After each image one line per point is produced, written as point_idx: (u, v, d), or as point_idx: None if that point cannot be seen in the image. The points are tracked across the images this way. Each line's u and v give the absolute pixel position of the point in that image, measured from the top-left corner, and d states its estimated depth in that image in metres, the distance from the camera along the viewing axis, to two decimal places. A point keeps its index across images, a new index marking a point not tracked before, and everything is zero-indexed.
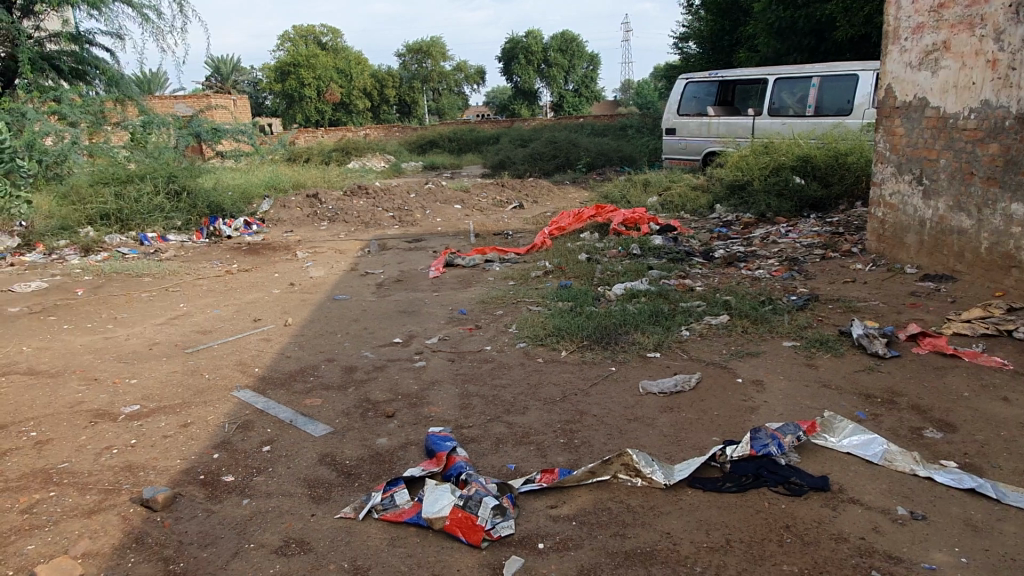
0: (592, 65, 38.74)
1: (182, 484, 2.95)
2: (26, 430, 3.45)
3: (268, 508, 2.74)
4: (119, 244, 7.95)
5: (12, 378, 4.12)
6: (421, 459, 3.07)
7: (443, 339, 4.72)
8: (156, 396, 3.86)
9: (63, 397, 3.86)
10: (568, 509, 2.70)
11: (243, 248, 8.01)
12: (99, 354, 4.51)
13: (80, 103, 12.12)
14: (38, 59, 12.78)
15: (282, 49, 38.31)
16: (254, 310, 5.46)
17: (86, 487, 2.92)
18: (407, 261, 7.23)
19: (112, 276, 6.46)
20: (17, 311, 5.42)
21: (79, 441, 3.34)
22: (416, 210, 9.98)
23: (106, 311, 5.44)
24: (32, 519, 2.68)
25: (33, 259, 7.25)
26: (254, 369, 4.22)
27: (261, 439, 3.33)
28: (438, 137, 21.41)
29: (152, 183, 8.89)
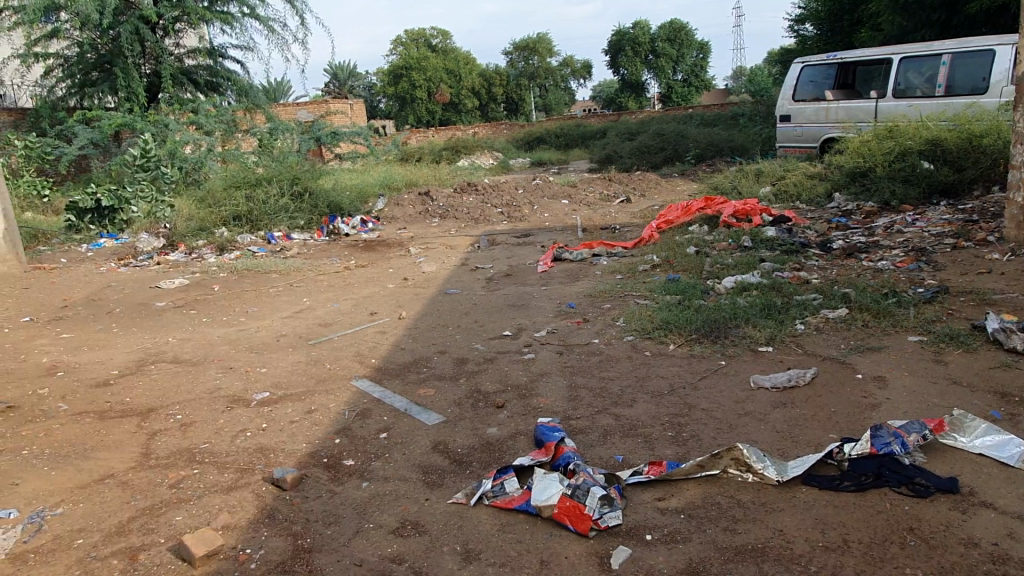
0: (702, 54, 37.69)
1: (309, 466, 3.16)
2: (172, 413, 3.80)
3: (387, 491, 2.90)
4: (249, 243, 8.52)
5: (161, 365, 4.54)
6: (530, 449, 3.14)
7: (552, 332, 4.79)
8: (285, 384, 4.14)
9: (204, 384, 4.21)
10: (676, 502, 2.69)
11: (359, 245, 8.40)
12: (234, 345, 4.88)
13: (214, 113, 13.11)
14: (178, 74, 13.92)
15: (396, 54, 39.66)
16: (371, 304, 5.73)
17: (224, 466, 3.19)
18: (516, 255, 7.35)
19: (244, 273, 6.95)
20: (164, 305, 5.95)
21: (218, 424, 3.65)
22: (524, 206, 10.09)
23: (239, 305, 5.88)
24: (180, 493, 2.97)
25: (175, 257, 7.90)
26: (371, 360, 4.44)
27: (379, 426, 3.50)
28: (545, 133, 21.53)
29: (278, 185, 9.48)
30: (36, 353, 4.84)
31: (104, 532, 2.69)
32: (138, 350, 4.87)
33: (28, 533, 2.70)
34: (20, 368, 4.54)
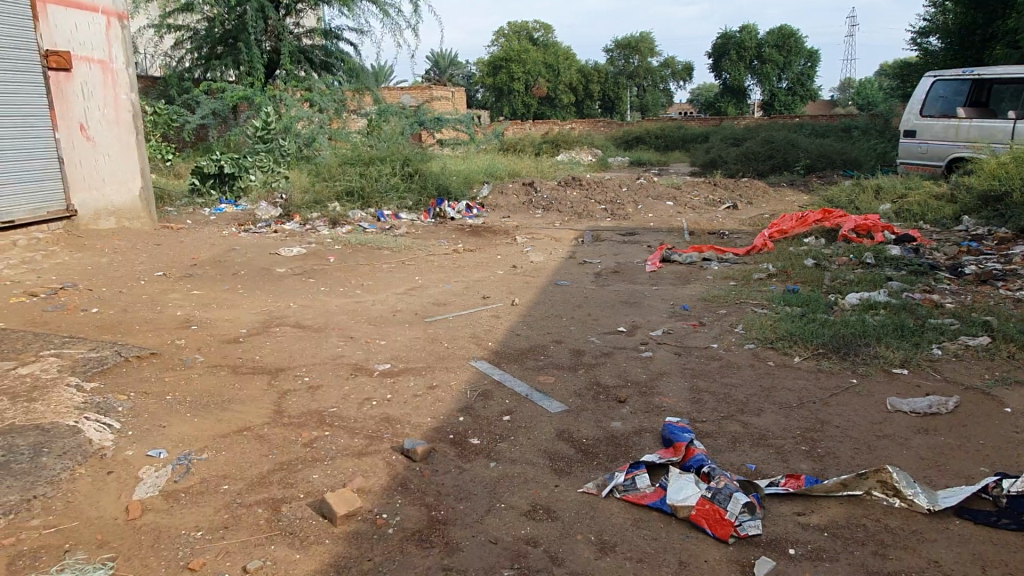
0: (810, 62, 36.35)
1: (435, 439, 3.20)
2: (300, 375, 3.94)
3: (515, 473, 2.91)
4: (360, 219, 8.75)
5: (286, 329, 4.72)
6: (657, 447, 3.09)
7: (668, 332, 4.70)
8: (405, 357, 4.23)
9: (328, 350, 4.35)
10: (818, 518, 2.59)
11: (466, 229, 8.50)
12: (353, 316, 5.02)
13: (328, 92, 13.57)
14: (296, 52, 14.41)
15: (497, 45, 40.01)
16: (483, 288, 5.78)
17: (354, 431, 3.27)
18: (623, 253, 7.27)
19: (358, 247, 7.15)
20: (284, 272, 6.18)
21: (344, 389, 3.75)
22: (628, 204, 9.99)
23: (354, 277, 6.05)
24: (314, 452, 3.06)
25: (291, 227, 8.18)
26: (488, 343, 4.47)
27: (501, 408, 3.53)
28: (645, 133, 21.25)
29: (390, 165, 9.73)
30: (171, 307, 5.14)
31: (246, 481, 2.83)
32: (262, 312, 5.07)
33: (178, 474, 2.88)
34: (158, 320, 4.84)
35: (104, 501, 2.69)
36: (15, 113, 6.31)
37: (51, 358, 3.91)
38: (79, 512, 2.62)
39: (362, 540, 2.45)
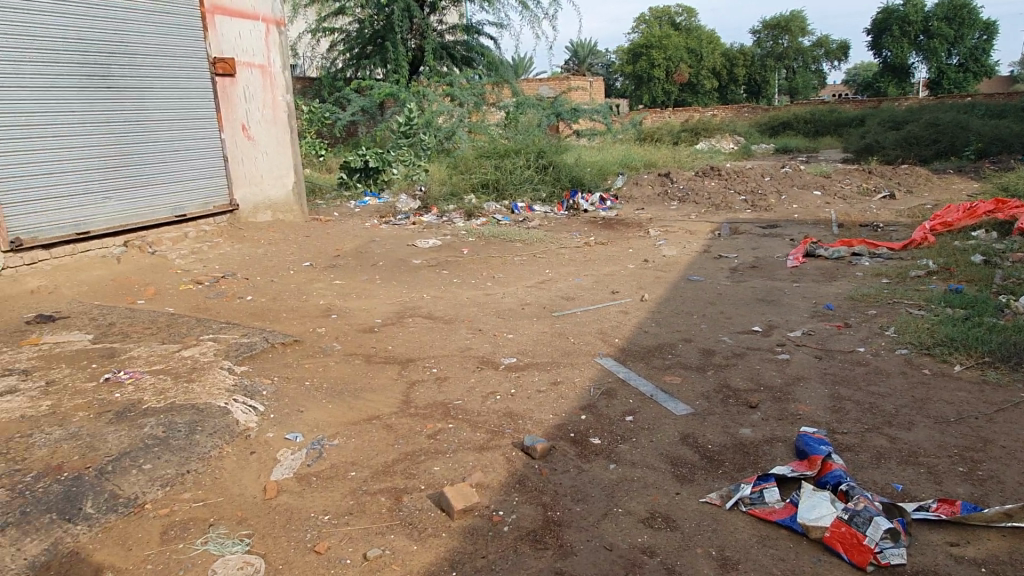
0: (987, 35, 32.65)
1: (555, 437, 3.18)
2: (429, 366, 4.05)
3: (635, 477, 2.82)
4: (494, 211, 8.89)
5: (418, 320, 4.86)
6: (790, 459, 2.90)
7: (808, 334, 4.41)
8: (531, 352, 4.24)
9: (456, 342, 4.44)
10: (973, 551, 2.32)
11: (599, 222, 8.41)
12: (482, 308, 5.09)
13: (468, 86, 13.88)
14: (439, 49, 14.82)
15: (637, 32, 39.33)
16: (612, 283, 5.68)
17: (477, 425, 3.31)
18: (763, 247, 6.90)
19: (490, 239, 7.26)
20: (420, 263, 6.39)
21: (470, 382, 3.81)
22: (771, 194, 9.48)
23: (486, 270, 6.14)
24: (438, 444, 3.13)
25: (429, 219, 8.43)
26: (615, 340, 4.38)
27: (624, 408, 3.44)
28: (793, 118, 20.10)
29: (525, 157, 9.79)
30: (315, 296, 5.45)
31: (372, 469, 2.94)
32: (398, 303, 5.26)
33: (311, 458, 3.04)
34: (303, 308, 5.14)
35: (245, 480, 2.88)
36: (189, 116, 6.84)
37: (209, 343, 4.25)
38: (224, 489, 2.83)
39: (478, 536, 2.48)
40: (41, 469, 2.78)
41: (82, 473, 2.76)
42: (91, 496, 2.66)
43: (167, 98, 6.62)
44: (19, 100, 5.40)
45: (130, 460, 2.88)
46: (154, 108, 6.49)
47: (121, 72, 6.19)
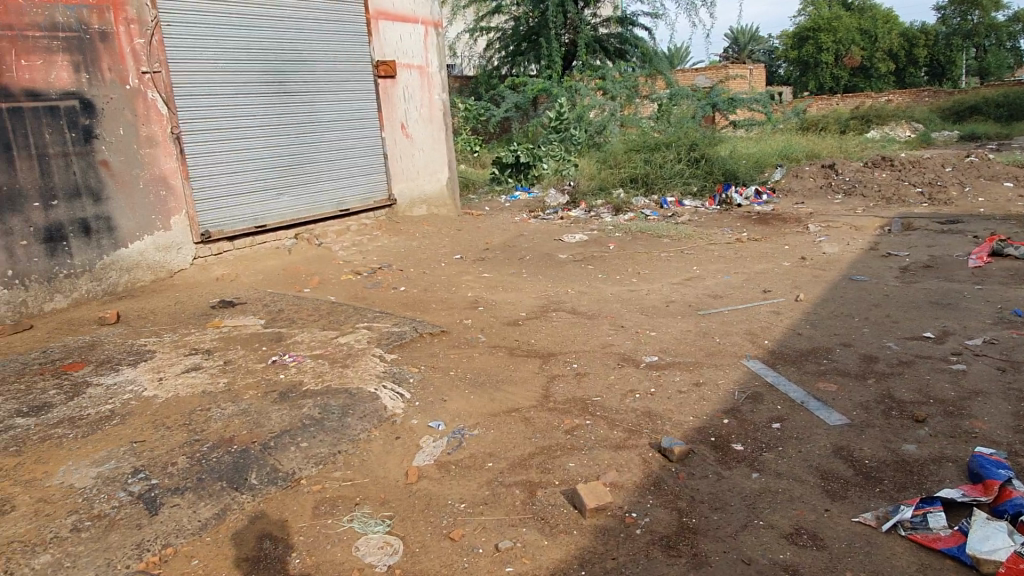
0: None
1: (696, 440, 3.07)
2: (569, 361, 4.05)
3: (779, 489, 2.67)
4: (643, 206, 8.74)
5: (561, 314, 4.88)
6: (961, 482, 2.61)
7: (991, 342, 3.95)
8: (674, 351, 4.12)
9: (598, 337, 4.41)
10: None
11: (753, 217, 8.03)
12: (626, 304, 5.02)
13: (620, 79, 13.73)
14: (592, 42, 14.78)
15: (804, 14, 37.09)
16: (765, 281, 5.40)
17: (615, 423, 3.27)
18: (940, 244, 6.28)
19: (637, 234, 7.15)
20: (565, 258, 6.42)
21: (609, 379, 3.77)
22: (952, 186, 8.61)
23: (631, 265, 6.05)
24: (574, 440, 3.13)
25: (577, 214, 8.43)
26: (765, 341, 4.16)
27: (771, 414, 3.26)
28: (982, 101, 18.12)
29: (676, 150, 9.54)
30: (463, 288, 5.62)
31: (509, 461, 2.99)
32: (542, 297, 5.32)
33: (452, 446, 3.14)
34: (451, 300, 5.32)
35: (390, 463, 3.03)
36: (354, 116, 7.26)
37: (363, 330, 4.50)
38: (370, 470, 2.99)
39: (610, 536, 2.45)
40: (215, 440, 3.07)
41: (249, 447, 3.02)
42: (256, 468, 2.90)
43: (335, 100, 7.06)
44: (209, 106, 5.99)
45: (289, 437, 3.11)
46: (323, 110, 6.95)
47: (296, 78, 6.68)
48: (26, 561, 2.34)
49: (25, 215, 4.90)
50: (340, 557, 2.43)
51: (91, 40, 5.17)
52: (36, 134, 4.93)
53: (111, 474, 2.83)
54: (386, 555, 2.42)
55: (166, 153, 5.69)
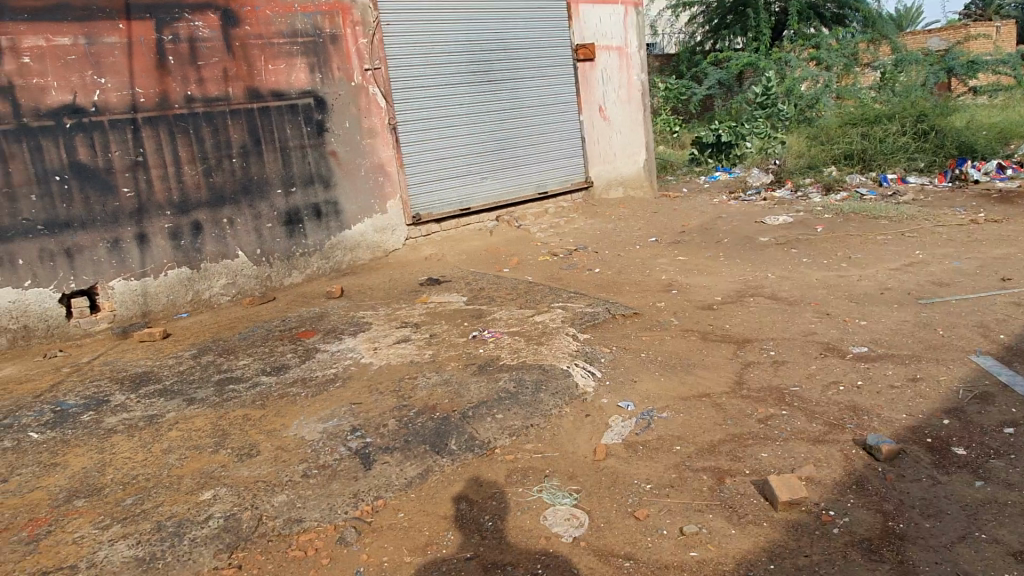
0: None
1: (908, 439, 2.83)
2: (767, 348, 3.88)
3: (1008, 501, 2.39)
4: (858, 185, 8.06)
5: (760, 299, 4.68)
6: None
7: None
8: (887, 342, 3.79)
9: (799, 325, 4.17)
10: None
11: (993, 195, 7.10)
12: (833, 291, 4.70)
13: (837, 47, 12.68)
14: (806, 9, 13.79)
15: None
16: (1004, 268, 4.77)
17: (815, 415, 3.10)
18: None
19: (850, 215, 6.62)
20: (767, 241, 6.11)
21: (811, 369, 3.56)
22: None
23: (841, 249, 5.63)
24: (768, 430, 3.01)
25: (782, 194, 7.98)
26: (999, 336, 3.70)
27: (1003, 417, 2.91)
28: None
29: (901, 122, 8.69)
30: (657, 271, 5.57)
31: (698, 446, 2.96)
32: (740, 281, 5.13)
33: (640, 428, 3.16)
34: (644, 283, 5.30)
35: (579, 440, 3.12)
36: (554, 101, 7.42)
37: (557, 310, 4.63)
38: (560, 445, 3.09)
39: (803, 533, 2.34)
40: (421, 407, 3.34)
41: (450, 414, 3.25)
42: (456, 434, 3.12)
43: (536, 86, 7.25)
44: (422, 97, 6.44)
45: (486, 408, 3.30)
46: (525, 96, 7.16)
47: (500, 66, 6.94)
48: (267, 498, 2.72)
49: (270, 201, 5.61)
50: (529, 524, 2.56)
51: (324, 43, 5.76)
52: (280, 130, 5.61)
53: (335, 430, 3.19)
54: (572, 527, 2.50)
55: (385, 142, 6.21)
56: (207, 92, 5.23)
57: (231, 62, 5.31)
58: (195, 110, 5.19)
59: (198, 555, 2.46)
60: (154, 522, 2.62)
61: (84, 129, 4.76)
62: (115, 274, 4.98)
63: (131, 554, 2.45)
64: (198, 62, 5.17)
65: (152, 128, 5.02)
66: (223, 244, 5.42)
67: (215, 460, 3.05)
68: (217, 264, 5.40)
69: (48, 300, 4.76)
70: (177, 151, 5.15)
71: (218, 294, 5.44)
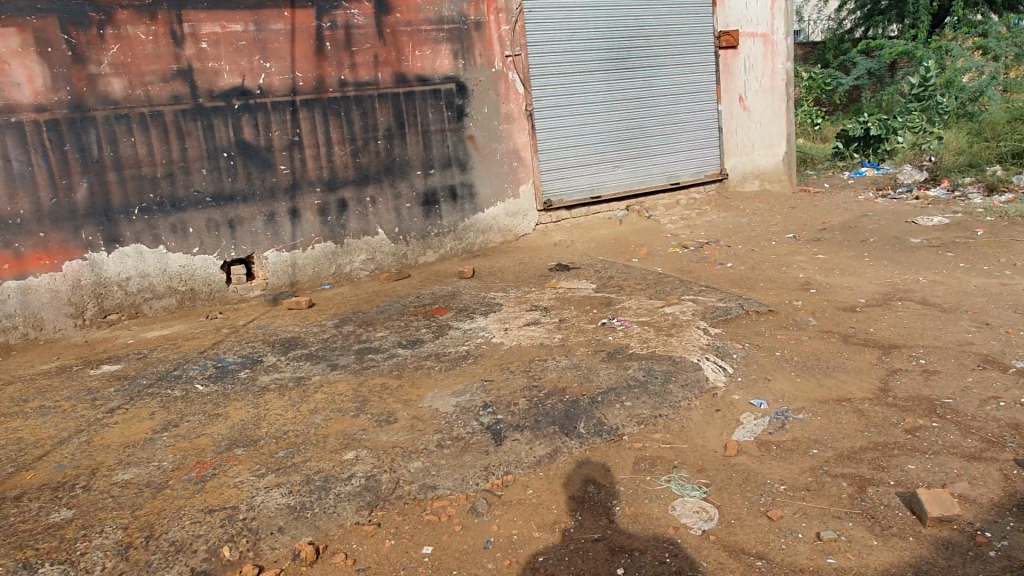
0: None
1: None
2: (916, 355, 3.66)
3: None
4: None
5: (909, 304, 4.40)
6: None
7: None
8: None
9: (954, 333, 3.90)
10: None
11: None
12: (994, 299, 4.35)
13: (1008, 35, 11.61)
14: None
15: None
16: None
17: (970, 430, 2.90)
18: None
19: (1016, 219, 6.07)
20: (919, 242, 5.73)
21: (966, 381, 3.33)
22: None
23: (1005, 255, 5.18)
24: (916, 442, 2.85)
25: (936, 193, 7.44)
26: None
27: None
28: None
29: None
30: (794, 269, 5.35)
31: (836, 451, 2.85)
32: (887, 283, 4.84)
33: (774, 427, 3.08)
34: (780, 280, 5.11)
35: (710, 434, 3.08)
36: (692, 89, 7.25)
37: (688, 302, 4.55)
38: (690, 438, 3.06)
39: (955, 552, 2.22)
40: (550, 389, 3.40)
41: (579, 398, 3.29)
42: (584, 418, 3.15)
43: (675, 74, 7.11)
44: (559, 84, 6.47)
45: (615, 394, 3.31)
46: (662, 84, 7.05)
47: (639, 53, 6.85)
48: (405, 462, 2.87)
49: (410, 182, 5.84)
50: (657, 512, 2.56)
51: (468, 30, 5.91)
52: (423, 114, 5.82)
53: (467, 405, 3.31)
54: (701, 519, 2.48)
55: (521, 128, 6.31)
56: (359, 76, 5.51)
57: (381, 48, 5.56)
58: (347, 93, 5.48)
59: (342, 510, 2.64)
60: (303, 475, 2.83)
61: (250, 110, 5.15)
62: (270, 246, 5.38)
63: (284, 502, 2.66)
64: (352, 48, 5.45)
65: (308, 110, 5.35)
66: (365, 221, 5.71)
67: (357, 423, 3.24)
68: (359, 240, 5.70)
69: (212, 267, 5.21)
70: (329, 132, 5.46)
71: (358, 269, 5.74)
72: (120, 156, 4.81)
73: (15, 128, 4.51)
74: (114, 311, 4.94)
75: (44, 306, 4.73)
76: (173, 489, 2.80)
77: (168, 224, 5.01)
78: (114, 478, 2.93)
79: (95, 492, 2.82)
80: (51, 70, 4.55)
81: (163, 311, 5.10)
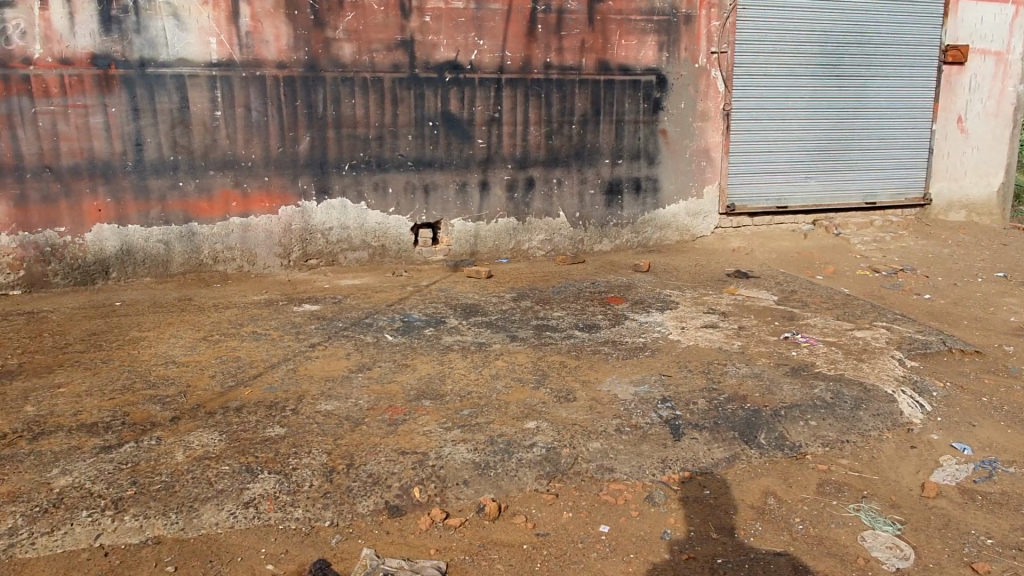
0: None
1: None
2: None
3: None
4: None
5: None
6: None
7: None
8: None
9: None
10: None
11: None
12: None
13: None
14: None
15: None
16: None
17: None
18: None
19: None
20: None
21: None
22: None
23: None
24: None
25: None
26: None
27: None
28: None
29: None
30: (1005, 311, 4.89)
31: None
32: None
33: (979, 476, 2.86)
34: (989, 321, 4.69)
35: (904, 470, 2.90)
36: (906, 105, 6.75)
37: (882, 329, 4.30)
38: (882, 470, 2.90)
39: None
40: (731, 394, 3.34)
41: (761, 409, 3.21)
42: (766, 430, 3.07)
43: (889, 87, 6.65)
44: (763, 87, 6.24)
45: (800, 411, 3.20)
46: (874, 97, 6.62)
47: (853, 62, 6.47)
48: (585, 441, 2.93)
49: (597, 169, 5.89)
50: (845, 540, 2.46)
51: (678, 23, 5.84)
52: (619, 104, 5.84)
53: (646, 396, 3.32)
54: (896, 557, 2.36)
55: (715, 128, 6.17)
56: (564, 61, 5.61)
57: (589, 34, 5.61)
58: (550, 76, 5.60)
59: (524, 475, 2.74)
60: (487, 435, 2.96)
61: (459, 84, 5.39)
62: (457, 214, 5.62)
63: (469, 456, 2.81)
64: (562, 32, 5.54)
65: (512, 89, 5.52)
66: (549, 203, 5.82)
67: (536, 396, 3.35)
68: (540, 220, 5.83)
69: (403, 228, 5.52)
70: (528, 112, 5.61)
71: (535, 247, 5.87)
72: (340, 116, 5.20)
73: (259, 82, 5.01)
74: (315, 256, 5.37)
75: (259, 243, 5.23)
76: (370, 426, 3.03)
77: (371, 183, 5.37)
78: (318, 407, 3.21)
79: (303, 416, 3.11)
80: (295, 31, 5.00)
81: (356, 263, 5.48)
